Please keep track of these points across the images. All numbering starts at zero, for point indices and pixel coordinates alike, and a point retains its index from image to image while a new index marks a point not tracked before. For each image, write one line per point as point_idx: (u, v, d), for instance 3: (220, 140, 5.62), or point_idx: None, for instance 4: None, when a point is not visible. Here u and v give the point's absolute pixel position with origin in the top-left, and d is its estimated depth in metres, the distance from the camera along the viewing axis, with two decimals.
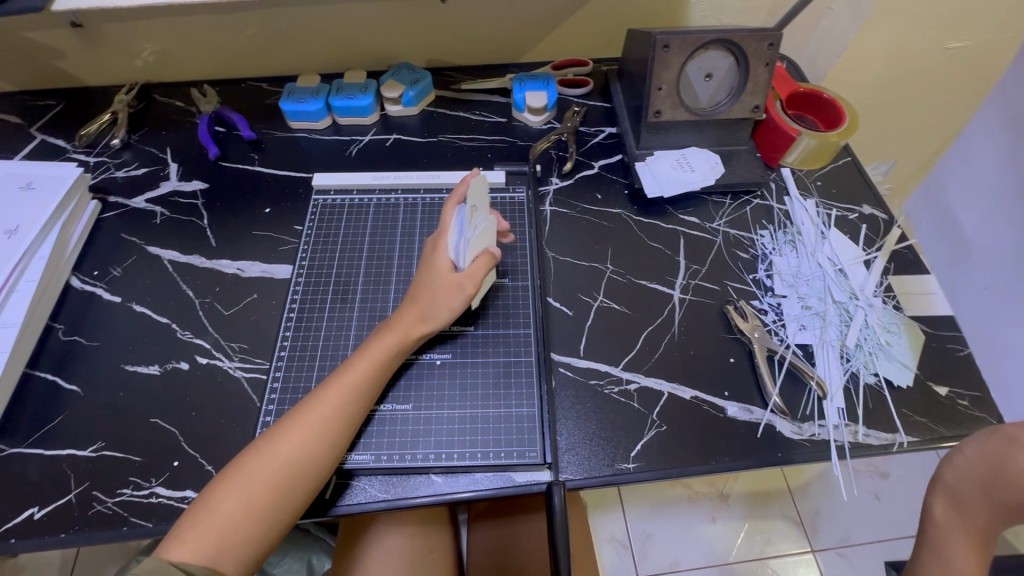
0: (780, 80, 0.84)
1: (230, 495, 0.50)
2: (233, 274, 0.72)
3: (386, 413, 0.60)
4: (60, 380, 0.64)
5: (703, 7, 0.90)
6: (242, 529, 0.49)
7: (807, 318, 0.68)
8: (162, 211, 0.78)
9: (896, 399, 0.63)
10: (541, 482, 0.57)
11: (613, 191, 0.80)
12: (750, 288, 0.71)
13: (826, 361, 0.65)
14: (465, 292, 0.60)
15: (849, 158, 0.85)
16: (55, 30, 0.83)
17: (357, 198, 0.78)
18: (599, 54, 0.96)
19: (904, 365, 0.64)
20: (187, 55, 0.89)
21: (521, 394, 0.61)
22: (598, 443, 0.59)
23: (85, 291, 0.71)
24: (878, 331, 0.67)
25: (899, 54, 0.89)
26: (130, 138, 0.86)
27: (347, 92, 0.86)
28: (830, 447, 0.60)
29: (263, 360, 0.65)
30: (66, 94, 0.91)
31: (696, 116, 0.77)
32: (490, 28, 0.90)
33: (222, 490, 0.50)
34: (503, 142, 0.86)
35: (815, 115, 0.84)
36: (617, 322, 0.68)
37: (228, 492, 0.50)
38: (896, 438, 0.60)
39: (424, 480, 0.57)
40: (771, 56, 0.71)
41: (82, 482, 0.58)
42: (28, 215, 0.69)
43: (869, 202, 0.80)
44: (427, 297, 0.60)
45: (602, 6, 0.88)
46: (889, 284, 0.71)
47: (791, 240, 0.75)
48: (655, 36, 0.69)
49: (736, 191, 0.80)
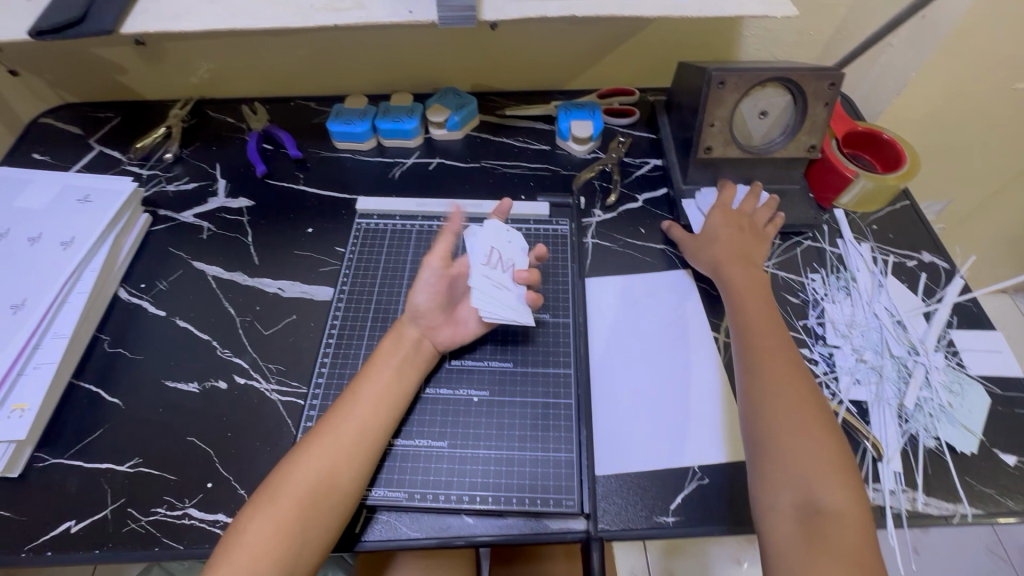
0: (838, 118, 0.81)
1: (258, 514, 0.50)
2: (274, 293, 0.73)
3: (421, 449, 0.59)
4: (103, 392, 0.65)
5: (756, 41, 0.88)
6: (270, 553, 0.48)
7: (862, 372, 0.65)
8: (208, 227, 0.79)
9: (958, 466, 0.59)
10: (577, 531, 0.55)
11: (657, 226, 0.79)
12: (801, 336, 0.68)
13: (881, 420, 0.61)
14: (432, 262, 0.63)
15: (908, 201, 0.81)
16: (119, 47, 0.86)
17: (399, 223, 0.78)
18: (645, 84, 0.95)
19: (968, 431, 0.61)
20: (241, 73, 0.91)
21: (558, 436, 0.60)
22: (637, 494, 0.57)
23: (131, 303, 0.72)
24: (940, 392, 0.63)
25: (965, 95, 0.85)
26: (182, 152, 0.88)
27: (393, 115, 0.86)
28: (886, 514, 0.56)
29: (299, 385, 0.65)
30: (124, 107, 0.94)
31: (749, 154, 0.74)
32: (538, 55, 0.90)
33: (250, 510, 0.50)
34: (546, 170, 0.85)
35: (873, 155, 0.81)
36: (658, 364, 0.66)
37: (258, 512, 0.50)
38: (959, 509, 0.56)
39: (456, 521, 0.56)
40: (831, 96, 0.68)
41: (118, 497, 0.58)
42: (82, 227, 0.71)
43: (929, 249, 0.76)
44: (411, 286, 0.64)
45: (652, 37, 0.87)
46: (951, 338, 0.68)
47: (845, 286, 0.72)
48: (711, 72, 0.67)
49: (787, 232, 0.77)
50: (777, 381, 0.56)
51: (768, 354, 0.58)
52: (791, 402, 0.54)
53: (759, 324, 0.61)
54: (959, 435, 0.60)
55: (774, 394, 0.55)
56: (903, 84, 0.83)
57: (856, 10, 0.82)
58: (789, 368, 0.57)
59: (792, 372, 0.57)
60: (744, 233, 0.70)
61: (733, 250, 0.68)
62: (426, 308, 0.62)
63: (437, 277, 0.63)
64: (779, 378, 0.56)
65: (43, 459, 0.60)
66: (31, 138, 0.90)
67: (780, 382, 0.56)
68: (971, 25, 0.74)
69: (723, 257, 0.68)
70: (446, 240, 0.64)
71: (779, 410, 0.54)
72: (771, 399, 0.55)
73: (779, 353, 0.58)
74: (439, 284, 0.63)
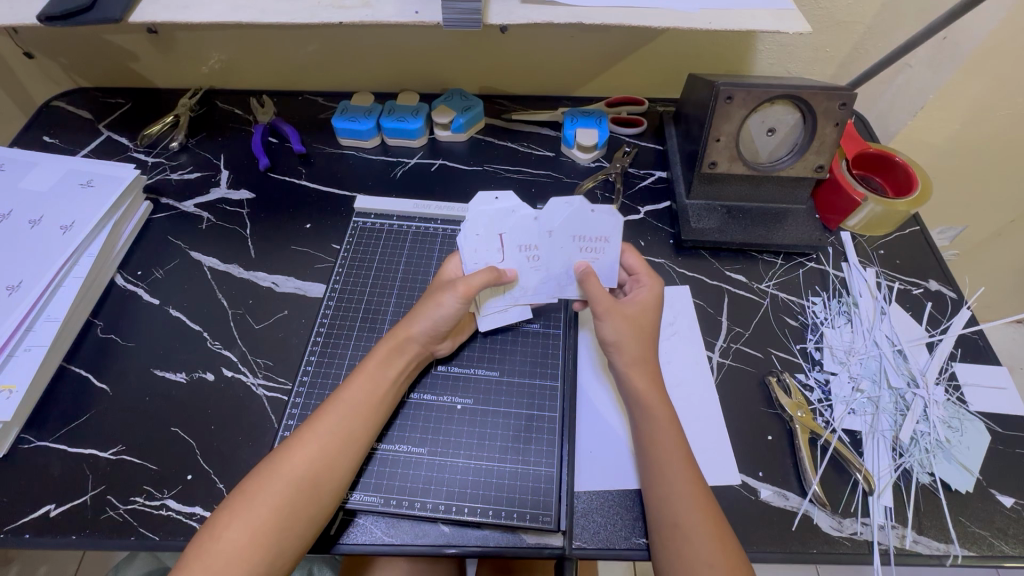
0: (849, 139, 0.79)
1: (235, 521, 0.49)
2: (268, 287, 0.73)
3: (399, 455, 0.58)
4: (93, 377, 0.65)
5: (771, 56, 0.86)
6: (245, 563, 0.47)
7: (858, 402, 0.63)
8: (208, 218, 0.80)
9: (952, 503, 0.57)
10: (553, 546, 0.54)
11: (658, 240, 0.77)
12: (797, 360, 0.67)
13: (874, 451, 0.60)
14: (454, 295, 0.58)
15: (918, 227, 0.79)
16: (131, 34, 0.87)
17: (396, 224, 0.78)
18: (655, 94, 0.94)
19: (964, 468, 0.59)
20: (251, 65, 0.92)
21: (541, 451, 0.59)
22: (616, 512, 0.56)
23: (126, 290, 0.73)
24: (938, 427, 0.61)
25: (982, 121, 0.83)
26: (188, 141, 0.89)
27: (398, 114, 0.85)
28: (872, 549, 0.55)
29: (286, 380, 0.65)
30: (135, 94, 0.95)
31: (754, 171, 0.73)
32: (548, 61, 0.89)
33: (227, 516, 0.49)
34: (548, 177, 0.84)
35: (884, 177, 0.79)
36: (600, 407, 0.63)
37: (234, 523, 0.49)
38: (949, 549, 0.55)
39: (431, 529, 0.55)
40: (843, 116, 0.66)
41: (98, 484, 0.58)
42: (83, 212, 0.72)
43: (937, 277, 0.74)
44: (420, 300, 0.62)
45: (664, 47, 0.86)
46: (953, 371, 0.66)
47: (845, 311, 0.70)
48: (719, 86, 0.66)
49: (790, 252, 0.76)
50: (671, 498, 0.52)
51: (657, 460, 0.54)
52: (690, 519, 0.50)
53: (650, 424, 0.56)
54: (955, 472, 0.59)
55: (672, 511, 0.51)
56: (918, 107, 0.81)
57: (874, 28, 0.80)
58: (686, 473, 0.53)
59: (691, 481, 0.53)
60: (647, 313, 0.61)
61: (634, 333, 0.60)
62: (443, 331, 0.60)
63: (459, 309, 0.59)
64: (674, 493, 0.52)
65: (28, 440, 0.61)
66: (42, 120, 0.91)
67: (666, 493, 0.52)
68: (993, 50, 0.71)
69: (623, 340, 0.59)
70: (482, 277, 0.58)
71: (684, 530, 0.50)
72: (675, 514, 0.51)
73: (671, 457, 0.54)
74: (455, 311, 0.58)
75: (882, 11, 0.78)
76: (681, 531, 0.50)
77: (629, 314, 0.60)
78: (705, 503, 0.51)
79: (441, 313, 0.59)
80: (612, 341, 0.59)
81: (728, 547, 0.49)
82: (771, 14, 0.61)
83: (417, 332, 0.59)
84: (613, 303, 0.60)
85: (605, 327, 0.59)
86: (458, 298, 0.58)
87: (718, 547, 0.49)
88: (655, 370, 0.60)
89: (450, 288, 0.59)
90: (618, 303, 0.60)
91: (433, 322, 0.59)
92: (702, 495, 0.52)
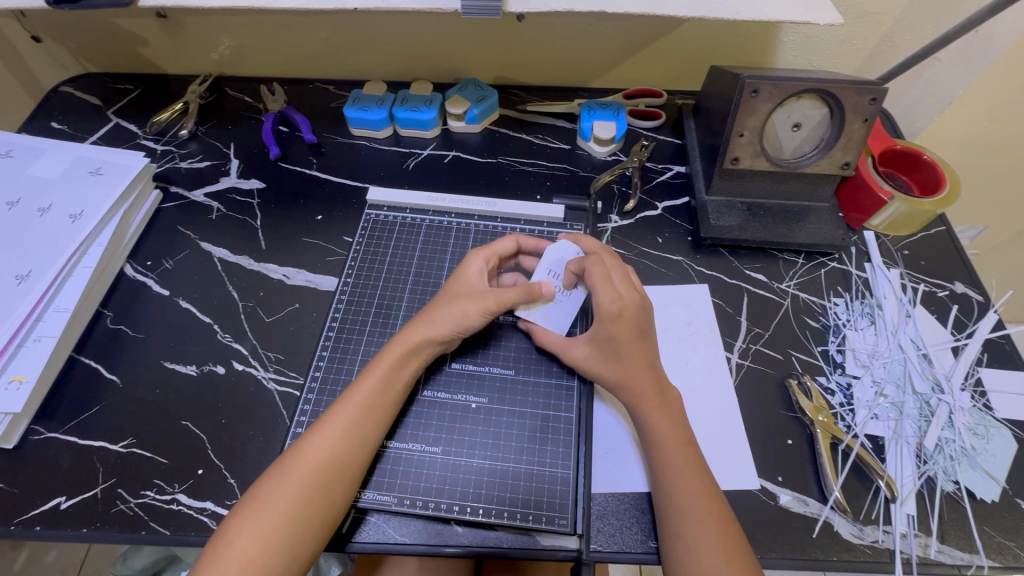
0: (874, 135, 0.77)
1: (245, 525, 0.48)
2: (279, 279, 0.71)
3: (412, 454, 0.57)
4: (103, 369, 0.65)
5: (795, 49, 0.84)
6: (255, 565, 0.47)
7: (881, 407, 0.61)
8: (218, 208, 0.79)
9: (976, 512, 0.56)
10: (568, 549, 0.53)
11: (676, 236, 0.76)
12: (818, 363, 0.66)
13: (898, 458, 0.58)
14: (483, 309, 0.59)
15: (943, 227, 0.77)
16: (140, 18, 0.85)
17: (409, 216, 0.76)
18: (675, 87, 0.92)
19: (990, 477, 0.58)
20: (261, 51, 0.90)
21: (558, 451, 0.58)
22: (633, 515, 0.55)
23: (136, 280, 0.72)
24: (964, 434, 0.59)
25: (1012, 119, 0.80)
26: (197, 129, 0.87)
27: (411, 104, 0.84)
28: (893, 557, 0.53)
29: (297, 375, 0.64)
30: (144, 80, 0.94)
31: (777, 167, 0.70)
32: (564, 50, 0.86)
33: (238, 519, 0.48)
34: (564, 171, 0.82)
35: (909, 175, 0.77)
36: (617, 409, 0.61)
37: (246, 519, 0.48)
38: (974, 559, 0.54)
39: (446, 530, 0.55)
40: (871, 112, 0.64)
41: (109, 477, 0.58)
42: (92, 200, 0.70)
43: (963, 279, 0.72)
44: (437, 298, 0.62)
45: (685, 37, 0.83)
46: (979, 377, 0.64)
47: (868, 313, 0.69)
48: (745, 79, 0.64)
49: (811, 251, 0.74)
50: (683, 504, 0.51)
51: (673, 464, 0.53)
52: (702, 530, 0.49)
53: (658, 431, 0.54)
54: (979, 480, 0.57)
55: (681, 520, 0.50)
56: (947, 103, 0.78)
57: (904, 22, 0.77)
58: (690, 474, 0.52)
59: (698, 487, 0.51)
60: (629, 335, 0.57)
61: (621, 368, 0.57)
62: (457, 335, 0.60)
63: (473, 317, 0.59)
64: (691, 503, 0.51)
65: (38, 432, 0.60)
66: (50, 106, 0.90)
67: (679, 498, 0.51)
68: None
69: (614, 381, 0.57)
70: (478, 261, 0.63)
71: (697, 540, 0.49)
72: (684, 523, 0.50)
73: (682, 465, 0.53)
74: (472, 319, 0.59)
75: (913, 4, 0.75)
76: (696, 542, 0.49)
77: (584, 344, 0.60)
78: (711, 508, 0.51)
79: (466, 324, 0.59)
80: (610, 384, 0.58)
81: (736, 551, 0.48)
82: (799, 3, 0.59)
83: (435, 335, 0.59)
84: (566, 340, 0.62)
85: (578, 347, 0.60)
86: (485, 313, 0.59)
87: (728, 560, 0.48)
88: (656, 380, 0.57)
89: (478, 301, 0.59)
90: (574, 344, 0.61)
91: (453, 326, 0.59)
92: (709, 500, 0.51)
